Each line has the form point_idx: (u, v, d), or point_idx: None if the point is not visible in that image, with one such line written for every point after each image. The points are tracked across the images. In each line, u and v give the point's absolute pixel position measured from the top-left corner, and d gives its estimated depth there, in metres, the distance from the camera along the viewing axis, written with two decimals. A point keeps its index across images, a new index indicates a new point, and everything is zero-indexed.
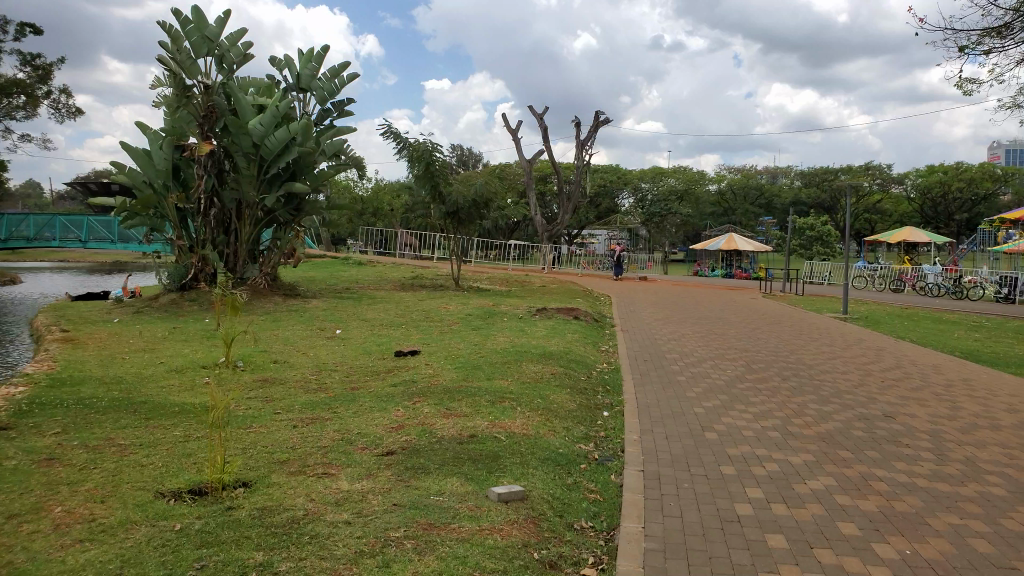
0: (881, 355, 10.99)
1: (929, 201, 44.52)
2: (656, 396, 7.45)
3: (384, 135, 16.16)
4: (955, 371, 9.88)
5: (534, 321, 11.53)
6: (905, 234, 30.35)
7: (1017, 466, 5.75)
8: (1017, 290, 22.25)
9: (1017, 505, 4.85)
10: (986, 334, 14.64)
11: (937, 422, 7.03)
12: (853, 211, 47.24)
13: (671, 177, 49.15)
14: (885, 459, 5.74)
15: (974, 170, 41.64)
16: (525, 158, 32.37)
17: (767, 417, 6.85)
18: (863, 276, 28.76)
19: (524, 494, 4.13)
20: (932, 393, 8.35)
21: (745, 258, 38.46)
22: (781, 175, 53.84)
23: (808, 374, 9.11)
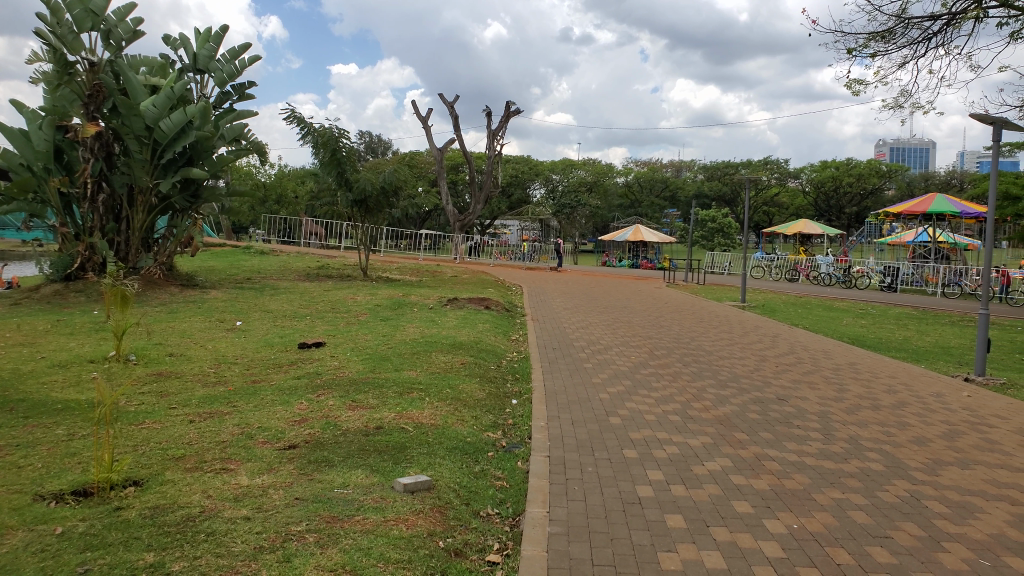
0: (775, 341, 11.55)
1: (822, 195, 47.08)
2: (563, 383, 7.58)
3: (288, 120, 15.70)
4: (843, 355, 10.51)
5: (444, 312, 11.51)
6: (801, 226, 31.91)
7: (894, 443, 6.18)
8: (899, 279, 23.86)
9: (893, 479, 5.22)
10: (871, 321, 15.64)
11: (825, 404, 7.46)
12: (753, 204, 49.32)
13: (581, 169, 49.93)
14: (777, 440, 6.05)
15: (861, 166, 44.42)
16: (436, 147, 32.14)
17: (668, 402, 7.08)
18: (761, 267, 30.13)
19: (430, 483, 4.13)
20: (821, 377, 8.85)
21: (651, 250, 39.59)
22: (685, 169, 55.63)
23: (708, 360, 9.47)
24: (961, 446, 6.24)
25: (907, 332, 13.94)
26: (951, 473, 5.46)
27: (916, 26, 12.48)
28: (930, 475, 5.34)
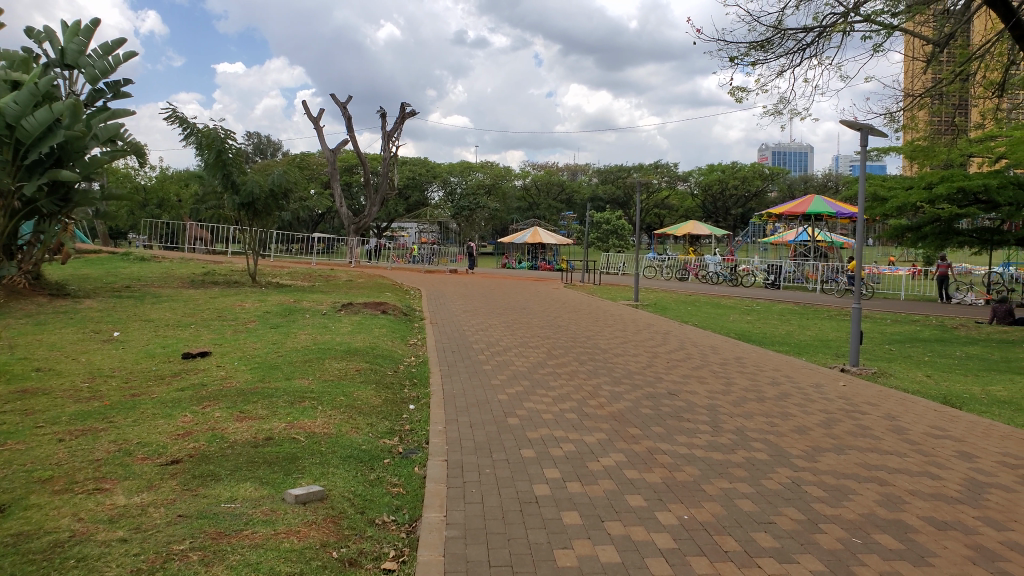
0: (667, 338, 11.97)
1: (710, 197, 49.08)
2: (462, 386, 7.58)
3: (168, 119, 14.99)
4: (730, 350, 11.01)
5: (338, 317, 11.28)
6: (690, 227, 33.15)
7: (776, 432, 6.53)
8: (781, 276, 25.20)
9: (775, 467, 5.52)
10: (756, 317, 16.48)
11: (713, 397, 7.80)
12: (645, 206, 50.90)
13: (478, 172, 50.10)
14: (668, 433, 6.28)
15: (746, 170, 46.66)
16: (329, 149, 31.45)
17: (565, 400, 7.21)
18: (653, 267, 31.11)
19: (323, 494, 4.04)
20: (710, 371, 9.24)
21: (550, 252, 40.15)
22: (580, 173, 56.90)
23: (603, 358, 9.71)
24: (837, 433, 6.66)
25: (789, 327, 14.75)
26: (827, 458, 5.82)
27: (791, 37, 13.26)
28: (809, 462, 5.68)
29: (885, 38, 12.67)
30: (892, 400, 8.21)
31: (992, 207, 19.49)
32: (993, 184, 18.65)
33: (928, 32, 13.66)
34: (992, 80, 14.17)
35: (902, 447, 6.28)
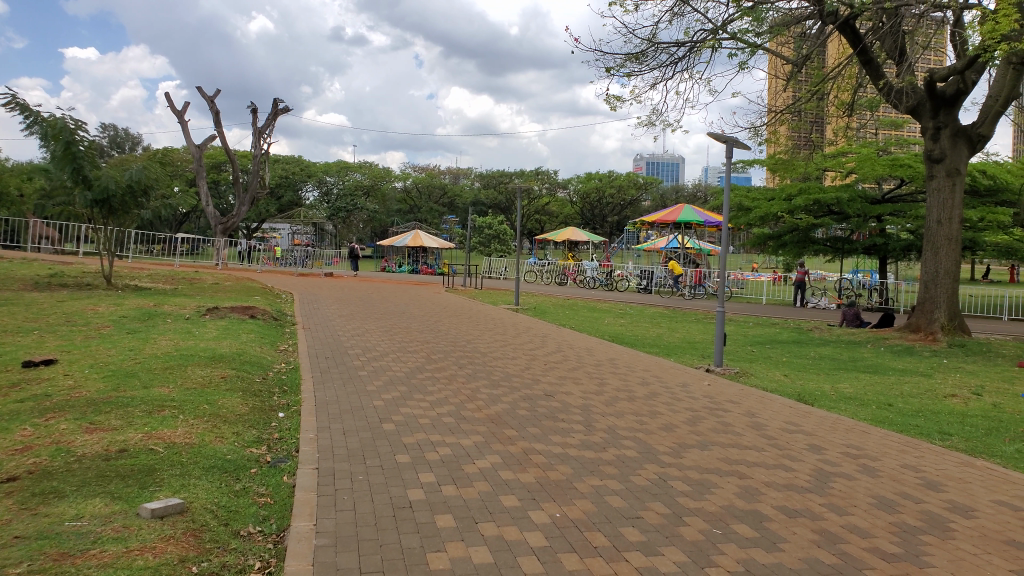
0: (545, 341, 12.21)
1: (588, 205, 50.57)
2: (335, 392, 7.41)
3: (8, 107, 13.78)
4: (604, 352, 11.38)
5: (203, 322, 10.75)
6: (568, 233, 33.89)
7: (646, 430, 6.81)
8: (653, 282, 26.50)
9: (643, 463, 5.76)
10: (629, 320, 17.12)
11: (587, 398, 8.04)
12: (526, 212, 51.75)
13: (357, 172, 49.28)
14: (543, 433, 6.41)
15: (621, 179, 48.41)
16: (196, 145, 29.94)
17: (442, 404, 7.21)
18: (534, 271, 31.66)
19: (182, 506, 3.84)
20: (585, 373, 9.51)
21: (431, 255, 40.07)
22: (462, 177, 57.16)
23: (481, 362, 9.78)
24: (701, 429, 7.04)
25: (660, 329, 15.45)
26: (692, 454, 6.14)
27: (664, 50, 13.88)
28: (675, 458, 5.97)
29: (749, 56, 13.52)
30: (751, 398, 8.75)
31: (843, 218, 21.28)
32: (844, 197, 20.46)
33: (787, 53, 14.67)
34: (844, 99, 15.44)
35: (760, 441, 6.71)
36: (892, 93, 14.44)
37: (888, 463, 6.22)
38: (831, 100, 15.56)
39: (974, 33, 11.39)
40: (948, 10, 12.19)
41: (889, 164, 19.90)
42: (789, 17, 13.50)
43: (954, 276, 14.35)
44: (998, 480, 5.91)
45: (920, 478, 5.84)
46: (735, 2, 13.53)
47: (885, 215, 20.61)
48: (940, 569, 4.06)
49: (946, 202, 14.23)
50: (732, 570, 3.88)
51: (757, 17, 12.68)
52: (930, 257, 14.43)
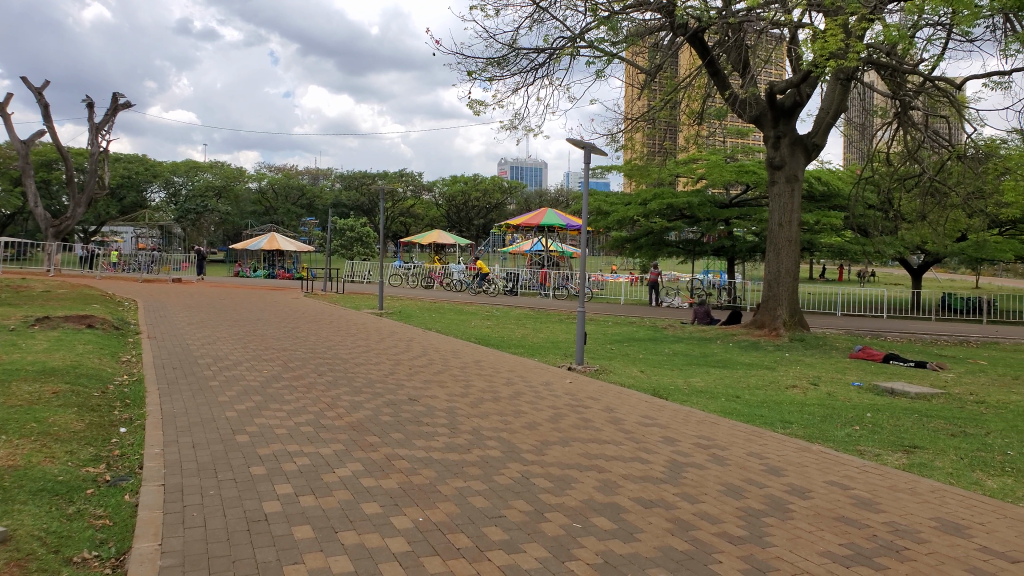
0: (410, 345, 12.13)
1: (453, 208, 50.68)
2: (184, 404, 7.02)
3: None
4: (470, 354, 11.46)
5: (31, 333, 9.84)
6: (435, 236, 33.76)
7: (509, 430, 6.94)
8: (518, 284, 26.98)
9: (506, 463, 5.87)
10: (495, 321, 17.34)
11: (452, 400, 8.07)
12: (390, 215, 51.11)
13: (207, 172, 46.73)
14: (407, 438, 6.38)
15: (487, 183, 48.79)
16: (20, 140, 27.33)
17: (301, 413, 7.01)
18: (398, 275, 31.32)
19: (5, 535, 3.54)
20: (450, 376, 9.53)
21: (290, 259, 38.67)
22: (322, 178, 55.61)
23: (343, 368, 9.58)
24: (563, 426, 7.26)
25: (525, 330, 15.74)
26: (554, 451, 6.32)
27: (524, 56, 14.22)
28: (538, 455, 6.12)
29: (606, 64, 14.08)
30: (610, 394, 9.11)
31: (694, 222, 22.62)
32: (695, 202, 21.86)
33: (640, 63, 15.41)
34: (694, 109, 16.43)
35: (618, 436, 7.00)
36: (736, 103, 15.52)
37: (735, 451, 6.68)
38: (682, 109, 16.48)
39: (806, 50, 12.47)
40: (784, 28, 13.26)
41: (735, 171, 21.29)
42: (643, 27, 14.14)
43: (794, 275, 15.58)
44: (829, 462, 6.48)
45: (761, 464, 6.30)
46: (592, 12, 14.07)
47: (732, 219, 22.05)
48: (779, 547, 4.42)
49: (786, 206, 15.42)
50: (592, 562, 4.04)
51: (612, 27, 13.24)
52: (772, 257, 15.61)
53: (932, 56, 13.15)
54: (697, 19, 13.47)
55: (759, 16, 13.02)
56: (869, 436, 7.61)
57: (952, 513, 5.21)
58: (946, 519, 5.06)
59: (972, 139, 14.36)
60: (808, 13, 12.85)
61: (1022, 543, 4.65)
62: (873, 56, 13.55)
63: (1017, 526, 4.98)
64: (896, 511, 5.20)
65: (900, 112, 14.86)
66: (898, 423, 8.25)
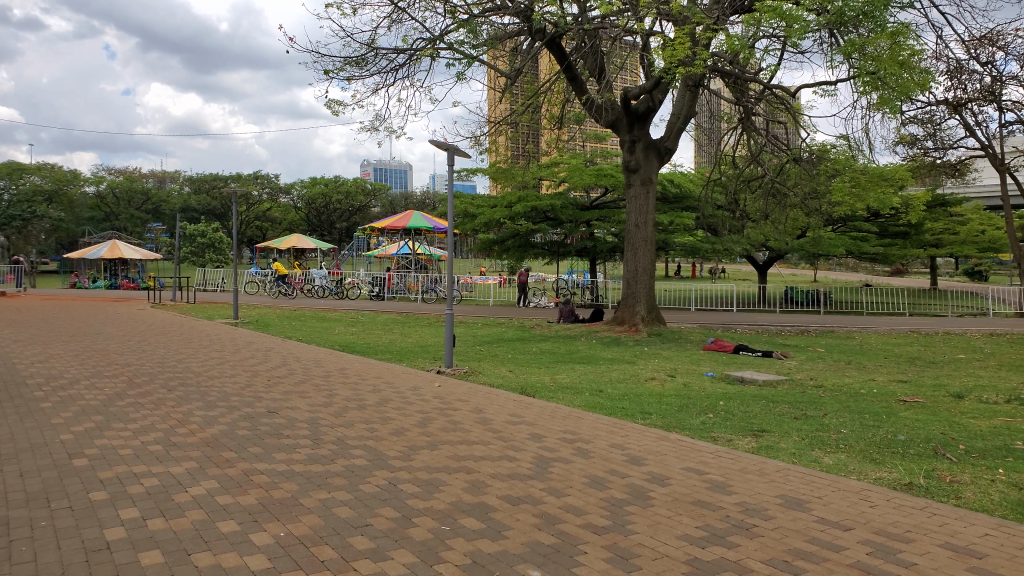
0: (269, 355, 11.67)
1: (314, 211, 49.26)
2: (9, 430, 6.41)
3: None
4: (333, 362, 11.18)
5: None
6: (294, 241, 32.64)
7: (375, 437, 6.84)
8: (384, 288, 26.59)
9: (372, 470, 5.78)
10: (360, 327, 17.04)
11: (315, 410, 7.85)
12: (245, 219, 48.92)
13: (36, 175, 42.81)
14: (266, 452, 6.15)
15: (348, 185, 47.70)
16: None
17: (147, 431, 6.58)
18: (255, 282, 30.05)
19: None
20: (313, 385, 9.25)
21: (134, 268, 36.12)
22: (168, 181, 52.48)
23: (196, 382, 9.08)
24: (431, 430, 7.24)
25: (391, 335, 15.56)
26: (422, 455, 6.29)
27: (384, 57, 14.09)
28: (405, 461, 6.07)
29: (466, 67, 14.19)
30: (478, 395, 9.19)
31: (558, 224, 23.25)
32: (558, 204, 22.44)
33: (501, 67, 15.66)
34: (554, 113, 16.90)
35: (486, 436, 7.07)
36: (593, 107, 16.08)
37: (598, 444, 6.92)
38: (543, 113, 16.89)
39: (657, 57, 13.13)
40: (637, 36, 13.95)
41: (594, 175, 22.00)
42: (502, 31, 14.41)
43: (651, 273, 16.33)
44: (685, 450, 6.85)
45: (623, 455, 6.57)
46: (451, 15, 14.14)
47: (593, 221, 22.86)
48: (640, 533, 4.62)
49: (641, 208, 16.13)
50: (460, 563, 4.06)
51: (473, 30, 13.33)
52: (630, 256, 16.27)
53: (770, 65, 14.20)
54: (554, 24, 13.87)
55: (614, 23, 13.64)
56: (721, 423, 8.11)
57: (795, 489, 5.66)
58: (788, 496, 5.48)
59: (807, 143, 15.67)
60: (658, 21, 13.53)
61: (853, 512, 5.12)
62: (717, 65, 14.43)
63: (849, 497, 5.47)
64: (746, 492, 5.57)
65: (745, 117, 15.99)
66: (747, 409, 8.85)
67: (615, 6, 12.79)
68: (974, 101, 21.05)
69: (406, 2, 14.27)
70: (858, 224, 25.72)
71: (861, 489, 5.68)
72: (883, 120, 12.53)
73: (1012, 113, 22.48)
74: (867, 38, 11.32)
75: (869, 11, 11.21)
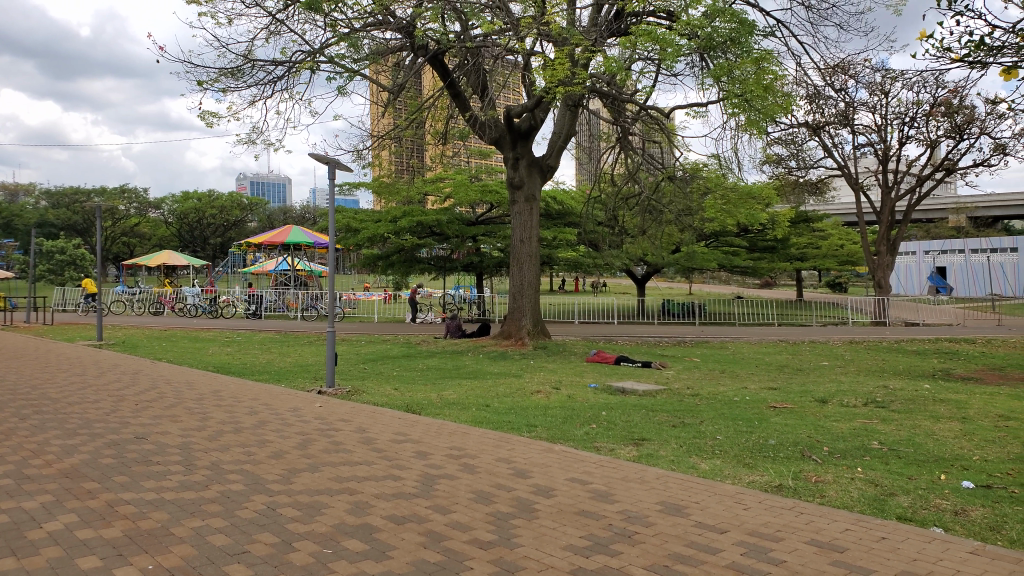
0: (136, 378, 11.04)
1: (185, 225, 47.00)
2: None
3: None
4: (207, 384, 10.70)
5: None
6: (164, 258, 30.79)
7: (253, 461, 6.62)
8: (262, 306, 25.65)
9: (249, 495, 5.60)
10: (236, 347, 16.40)
11: (187, 435, 7.51)
12: (109, 234, 45.98)
13: None
14: (133, 481, 5.83)
15: (223, 199, 45.65)
16: None
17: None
18: (120, 300, 28.25)
19: None
20: (185, 409, 8.84)
21: None
22: (22, 194, 48.76)
23: (52, 409, 8.47)
24: (312, 451, 7.09)
25: (270, 355, 15.06)
26: (303, 478, 6.15)
27: (261, 68, 13.74)
28: (285, 484, 5.92)
29: (348, 81, 14.07)
30: (362, 414, 9.07)
31: (444, 239, 23.32)
32: (444, 220, 22.47)
33: (384, 81, 15.61)
34: (438, 128, 16.99)
35: (370, 456, 6.99)
36: (476, 124, 16.24)
37: (484, 459, 7.00)
38: (427, 129, 16.97)
39: (539, 76, 13.49)
40: (518, 56, 14.24)
41: (479, 191, 22.22)
42: (384, 47, 14.36)
43: (536, 288, 16.64)
44: (570, 461, 7.04)
45: (509, 469, 6.67)
46: (332, 28, 13.99)
47: (479, 236, 23.09)
48: (526, 546, 4.72)
49: (526, 223, 16.43)
50: None
51: (354, 44, 13.20)
52: (516, 271, 16.53)
53: (645, 87, 14.87)
54: (436, 42, 13.93)
55: (495, 42, 13.91)
56: (604, 433, 8.38)
57: (673, 495, 5.93)
58: (668, 502, 5.74)
59: (680, 162, 16.48)
60: (538, 42, 13.88)
61: (727, 515, 5.43)
62: (596, 85, 14.94)
63: (724, 501, 5.80)
64: (627, 499, 5.79)
65: (623, 137, 16.59)
66: (629, 418, 9.18)
67: (497, 25, 13.08)
68: (830, 125, 22.89)
69: (285, 13, 14.01)
70: (729, 240, 27.21)
71: (735, 492, 6.03)
72: (750, 141, 13.38)
73: (864, 136, 24.57)
74: (734, 63, 12.05)
75: (735, 38, 11.99)
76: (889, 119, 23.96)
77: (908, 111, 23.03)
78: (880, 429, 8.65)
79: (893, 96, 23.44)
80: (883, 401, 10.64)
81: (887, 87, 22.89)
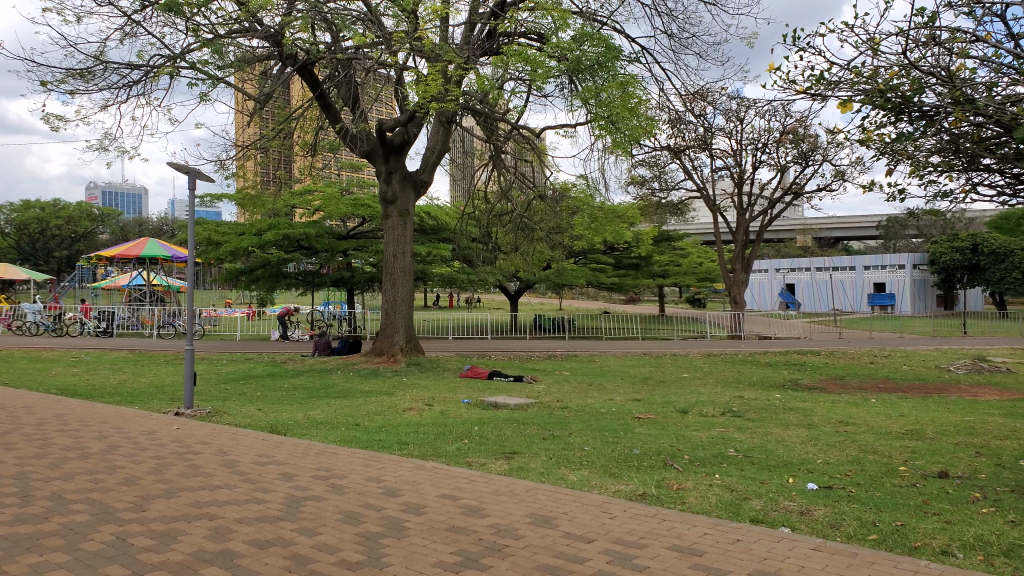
0: None
1: (25, 237, 43.20)
2: None
3: None
4: (48, 408, 9.91)
5: None
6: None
7: (100, 489, 6.22)
8: (113, 322, 23.98)
9: (96, 526, 5.27)
10: (83, 367, 15.26)
11: (24, 464, 6.94)
12: None
13: None
14: None
15: (70, 209, 42.46)
16: None
17: None
18: None
19: None
20: (21, 436, 8.14)
21: None
22: None
23: None
24: (168, 476, 6.75)
25: (121, 376, 14.13)
26: (158, 505, 5.85)
27: (115, 71, 12.99)
28: (137, 513, 5.61)
29: (211, 88, 13.56)
30: (223, 436, 8.70)
31: (313, 253, 22.74)
32: (313, 233, 21.90)
33: (250, 88, 15.14)
34: (306, 140, 16.67)
35: (232, 479, 6.74)
36: (347, 136, 15.98)
37: (353, 479, 6.92)
38: (296, 140, 16.62)
39: (412, 91, 13.52)
40: (391, 69, 14.14)
41: (352, 204, 21.91)
42: (250, 54, 13.91)
43: (409, 303, 16.62)
44: (442, 477, 7.08)
45: (379, 488, 6.63)
46: (193, 32, 13.44)
47: (350, 250, 22.70)
48: (395, 565, 4.72)
49: (399, 238, 16.37)
50: None
51: (217, 50, 12.70)
52: (388, 287, 16.40)
53: (517, 106, 15.24)
54: (306, 50, 13.75)
55: (368, 55, 13.78)
56: (475, 448, 8.49)
57: (542, 507, 6.11)
58: (537, 514, 5.91)
59: (551, 181, 16.99)
60: (411, 57, 13.92)
61: (594, 524, 5.66)
62: (469, 102, 15.15)
63: (590, 511, 6.03)
64: (497, 514, 5.91)
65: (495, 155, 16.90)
66: (500, 432, 9.33)
67: (369, 38, 13.02)
68: (690, 148, 24.24)
69: (142, 15, 13.34)
70: (596, 257, 28.28)
71: (601, 502, 6.29)
72: (617, 162, 13.94)
73: (721, 160, 26.27)
74: (601, 86, 12.57)
75: (603, 62, 12.54)
76: (743, 144, 25.76)
77: (761, 139, 24.83)
78: (734, 436, 9.26)
79: (747, 124, 25.26)
80: (738, 410, 11.39)
81: (742, 115, 24.63)
